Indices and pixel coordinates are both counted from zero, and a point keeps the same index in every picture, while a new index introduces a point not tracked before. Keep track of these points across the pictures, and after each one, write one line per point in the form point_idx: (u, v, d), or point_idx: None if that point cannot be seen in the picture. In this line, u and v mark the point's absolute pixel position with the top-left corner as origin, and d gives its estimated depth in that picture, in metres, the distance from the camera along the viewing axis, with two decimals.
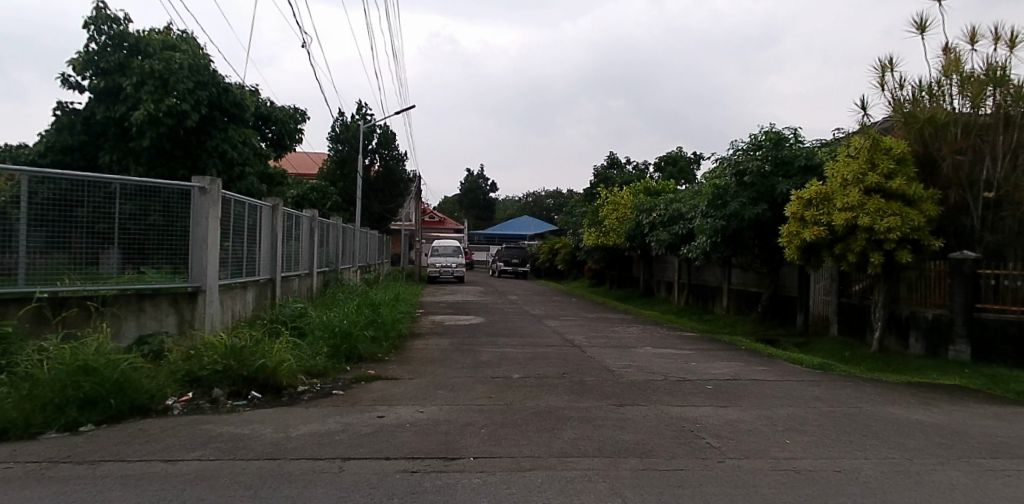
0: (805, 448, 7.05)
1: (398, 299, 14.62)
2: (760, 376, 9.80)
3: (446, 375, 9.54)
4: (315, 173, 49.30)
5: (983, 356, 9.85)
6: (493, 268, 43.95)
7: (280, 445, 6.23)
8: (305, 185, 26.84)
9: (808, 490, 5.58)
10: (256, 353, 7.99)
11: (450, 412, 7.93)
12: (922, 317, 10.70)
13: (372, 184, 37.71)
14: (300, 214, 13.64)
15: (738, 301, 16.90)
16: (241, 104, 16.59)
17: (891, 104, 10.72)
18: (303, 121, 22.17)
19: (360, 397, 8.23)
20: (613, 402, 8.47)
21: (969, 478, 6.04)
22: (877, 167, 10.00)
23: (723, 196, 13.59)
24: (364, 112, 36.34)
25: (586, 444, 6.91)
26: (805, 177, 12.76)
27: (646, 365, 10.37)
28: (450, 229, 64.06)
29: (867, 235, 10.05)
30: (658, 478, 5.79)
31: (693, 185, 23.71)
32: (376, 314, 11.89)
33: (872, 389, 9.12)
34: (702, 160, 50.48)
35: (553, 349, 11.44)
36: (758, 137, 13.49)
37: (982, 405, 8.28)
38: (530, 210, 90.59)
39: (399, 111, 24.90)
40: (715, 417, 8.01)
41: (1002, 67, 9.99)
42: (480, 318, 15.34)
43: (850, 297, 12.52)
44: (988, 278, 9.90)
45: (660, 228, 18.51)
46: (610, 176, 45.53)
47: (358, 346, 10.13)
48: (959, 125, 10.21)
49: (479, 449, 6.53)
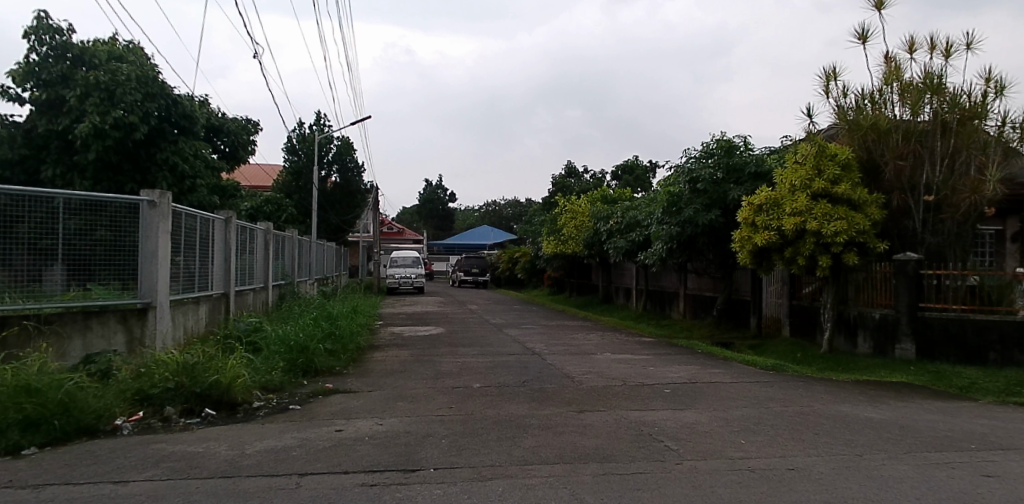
0: (759, 447, 7.20)
1: (356, 311, 14.48)
2: (717, 378, 9.98)
3: (406, 387, 9.48)
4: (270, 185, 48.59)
5: (928, 354, 10.20)
6: (453, 277, 43.84)
7: (235, 462, 6.11)
8: (259, 197, 26.45)
9: (762, 488, 5.72)
10: (209, 369, 7.84)
11: (410, 424, 7.88)
12: (869, 317, 11.02)
13: (329, 196, 37.30)
14: (254, 228, 13.43)
15: (694, 305, 17.18)
16: (191, 115, 16.28)
17: (836, 111, 11.02)
18: (257, 132, 21.95)
19: (318, 411, 8.12)
20: (573, 408, 8.52)
21: (916, 472, 6.26)
22: (823, 173, 10.30)
23: (677, 202, 13.85)
24: (320, 124, 35.96)
25: (547, 451, 6.94)
26: (755, 184, 13.08)
27: (605, 371, 10.48)
28: (409, 240, 63.66)
29: (815, 239, 10.34)
30: (618, 482, 5.85)
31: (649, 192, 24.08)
32: (334, 326, 11.75)
33: (823, 388, 9.36)
34: (658, 168, 51.44)
35: (514, 358, 11.46)
36: (710, 145, 13.73)
37: (927, 401, 8.58)
38: (491, 220, 90.57)
39: (354, 122, 24.79)
40: (673, 420, 8.12)
41: (939, 75, 10.35)
42: (440, 328, 15.26)
43: (801, 299, 12.83)
44: (930, 278, 10.30)
45: (617, 235, 18.80)
46: (568, 184, 46.04)
47: (315, 359, 9.98)
48: (900, 132, 10.55)
49: (439, 460, 6.49)
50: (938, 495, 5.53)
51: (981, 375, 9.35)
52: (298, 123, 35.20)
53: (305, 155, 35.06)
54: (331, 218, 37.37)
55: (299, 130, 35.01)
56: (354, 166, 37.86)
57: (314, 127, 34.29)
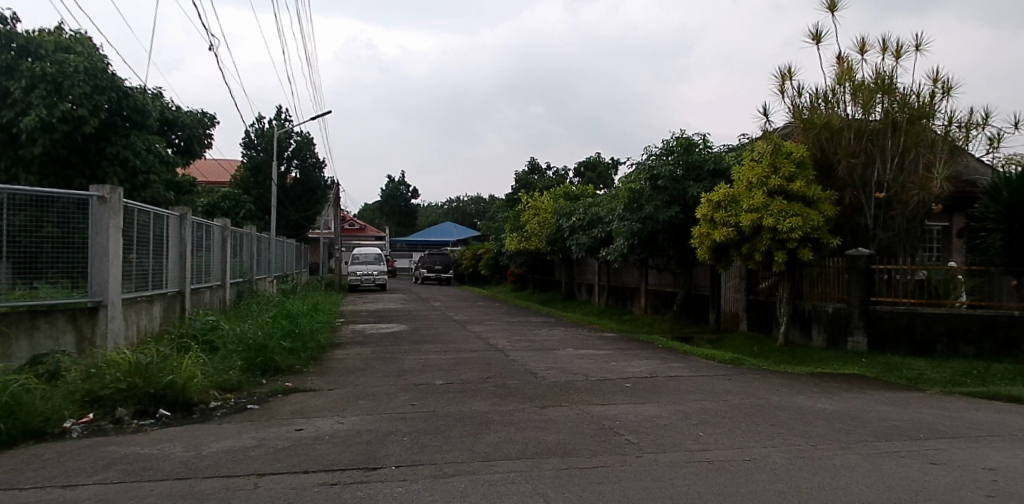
0: (717, 439, 7.33)
1: (316, 308, 14.29)
2: (677, 372, 10.13)
3: (368, 384, 9.40)
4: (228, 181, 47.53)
5: (878, 346, 10.53)
6: (416, 274, 43.60)
7: (191, 463, 5.99)
8: (216, 193, 25.98)
9: (719, 479, 5.83)
10: (163, 369, 7.65)
11: (371, 422, 7.82)
12: (823, 311, 11.30)
13: (289, 192, 36.70)
14: (211, 225, 13.15)
15: (655, 301, 17.41)
16: (144, 109, 15.83)
17: (791, 110, 11.24)
18: (212, 126, 21.51)
19: (277, 410, 7.99)
20: (536, 404, 8.56)
21: (867, 461, 6.45)
22: (779, 170, 10.52)
23: (638, 199, 14.01)
24: (281, 118, 35.35)
25: (509, 447, 6.95)
26: (714, 181, 13.30)
27: (567, 366, 10.55)
28: (371, 237, 63.03)
29: (771, 235, 10.57)
30: (579, 476, 5.90)
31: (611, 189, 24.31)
32: (293, 325, 11.59)
33: (778, 381, 9.59)
34: (619, 165, 51.99)
35: (476, 354, 11.46)
36: (670, 142, 13.90)
37: (877, 392, 8.85)
38: (455, 217, 90.27)
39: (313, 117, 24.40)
40: (634, 414, 8.22)
41: (889, 76, 10.66)
42: (403, 325, 15.16)
43: (757, 293, 13.10)
44: (881, 273, 10.62)
45: (579, 231, 18.93)
46: (531, 180, 46.73)
47: (274, 358, 9.82)
48: (853, 131, 10.82)
49: (401, 458, 6.45)
50: (888, 483, 5.71)
51: (928, 366, 9.70)
52: (257, 118, 34.53)
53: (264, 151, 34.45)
54: (291, 215, 36.79)
55: (258, 125, 34.37)
56: (316, 162, 37.34)
57: (274, 122, 33.72)
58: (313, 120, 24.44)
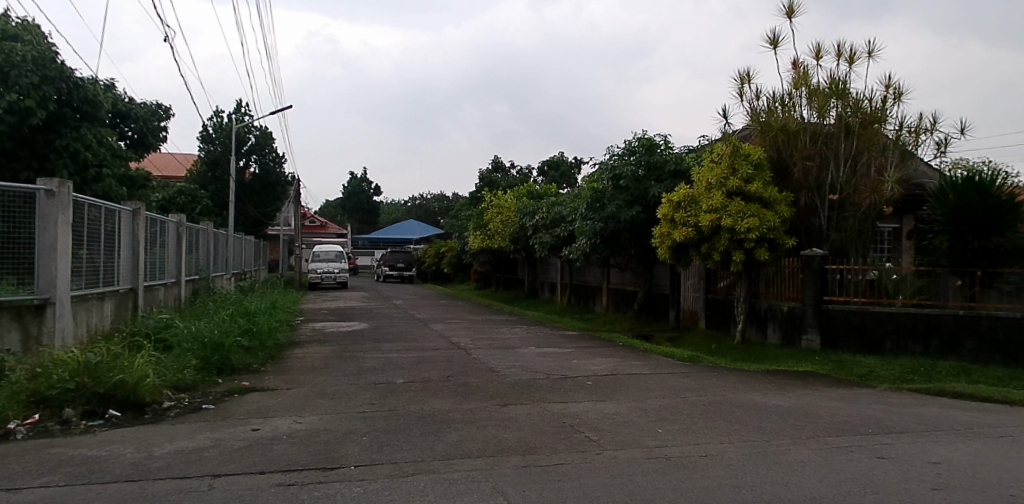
0: (676, 436, 7.44)
1: (275, 306, 14.06)
2: (637, 370, 10.25)
3: (327, 383, 9.28)
4: (184, 175, 46.45)
5: (831, 344, 10.83)
6: (378, 272, 43.20)
7: (142, 465, 5.83)
8: (171, 189, 25.41)
9: (677, 475, 5.91)
10: (113, 369, 7.45)
11: (331, 421, 7.72)
12: (778, 310, 11.57)
13: (247, 187, 36.02)
14: (165, 220, 12.83)
15: (616, 299, 17.58)
16: (95, 101, 15.37)
17: (749, 113, 11.46)
18: (167, 118, 21.04)
19: (233, 410, 7.84)
20: (498, 402, 8.56)
21: (819, 456, 6.62)
22: (737, 172, 10.72)
23: (601, 198, 14.13)
24: (240, 113, 34.67)
25: (470, 445, 6.94)
26: (675, 181, 13.48)
27: (529, 364, 10.59)
28: (332, 234, 62.23)
29: (729, 235, 10.79)
30: (539, 473, 5.92)
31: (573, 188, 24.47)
32: (251, 323, 11.39)
33: (735, 378, 9.78)
34: (582, 165, 52.39)
35: (438, 353, 11.40)
36: (632, 142, 14.03)
37: (830, 388, 9.09)
38: (418, 215, 89.70)
39: (273, 112, 23.95)
40: (594, 411, 8.29)
41: (844, 81, 10.95)
42: (364, 324, 15.02)
43: (716, 292, 13.34)
44: (834, 273, 10.92)
45: (542, 230, 19.00)
46: (495, 179, 46.73)
47: (230, 357, 9.64)
48: (809, 134, 11.09)
49: (360, 457, 6.39)
50: (839, 477, 5.87)
51: (878, 363, 9.99)
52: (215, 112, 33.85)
53: (222, 146, 33.76)
54: (250, 211, 36.12)
55: (216, 120, 33.70)
56: (276, 158, 36.71)
57: (233, 117, 33.07)
58: (273, 114, 23.97)
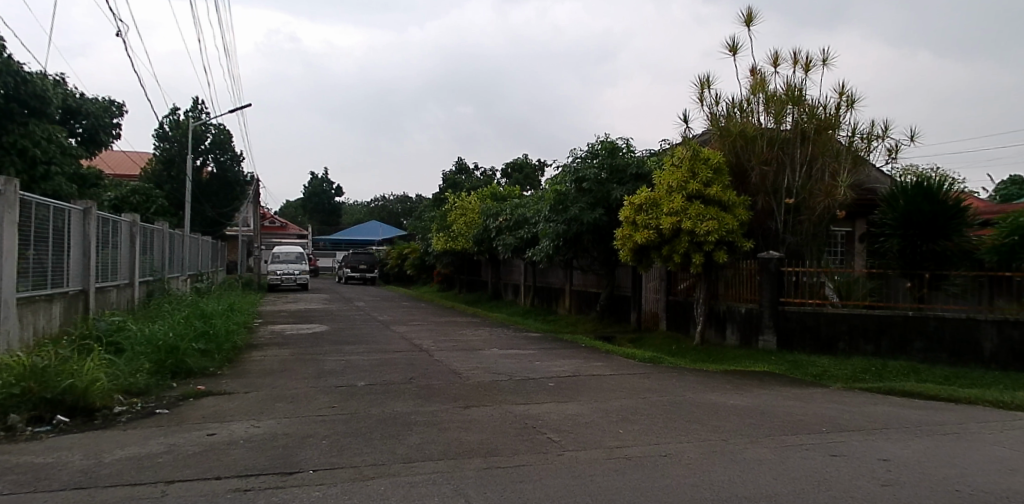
0: (636, 436, 7.52)
1: (232, 308, 13.78)
2: (599, 371, 10.34)
3: (286, 387, 9.14)
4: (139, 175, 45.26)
5: (786, 344, 11.11)
6: (339, 273, 42.72)
7: (91, 472, 5.65)
8: (125, 188, 24.70)
9: (637, 475, 5.97)
10: (62, 373, 7.22)
11: (289, 425, 7.60)
12: (736, 311, 11.81)
13: (204, 186, 35.26)
14: (118, 220, 12.48)
15: (579, 301, 17.71)
16: (43, 96, 14.89)
17: (709, 118, 11.66)
18: (120, 115, 20.49)
19: (188, 415, 7.66)
20: (460, 404, 8.54)
21: (775, 454, 6.77)
22: (697, 176, 10.89)
23: (564, 201, 14.23)
24: (196, 110, 33.92)
25: (432, 448, 6.91)
26: (636, 184, 13.64)
27: (491, 366, 10.59)
28: (293, 235, 61.34)
29: (689, 238, 10.97)
30: (500, 475, 5.92)
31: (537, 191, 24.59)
32: (208, 326, 11.15)
33: (694, 378, 9.94)
34: (546, 168, 52.75)
35: (400, 355, 11.33)
36: (595, 145, 14.14)
37: (785, 388, 9.31)
38: (381, 215, 88.95)
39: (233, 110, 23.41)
40: (556, 413, 8.32)
41: (799, 88, 11.22)
42: (325, 326, 14.83)
43: (676, 294, 13.55)
44: (790, 275, 11.19)
45: (506, 232, 19.03)
46: (458, 180, 46.71)
47: (185, 360, 9.43)
48: (766, 139, 11.34)
49: (319, 461, 6.31)
50: (793, 475, 6.00)
51: (832, 363, 10.26)
52: (171, 110, 33.07)
53: (178, 144, 32.97)
54: (207, 211, 35.36)
55: (172, 117, 32.92)
56: (234, 157, 36.01)
57: (190, 114, 32.34)
58: (233, 113, 23.47)
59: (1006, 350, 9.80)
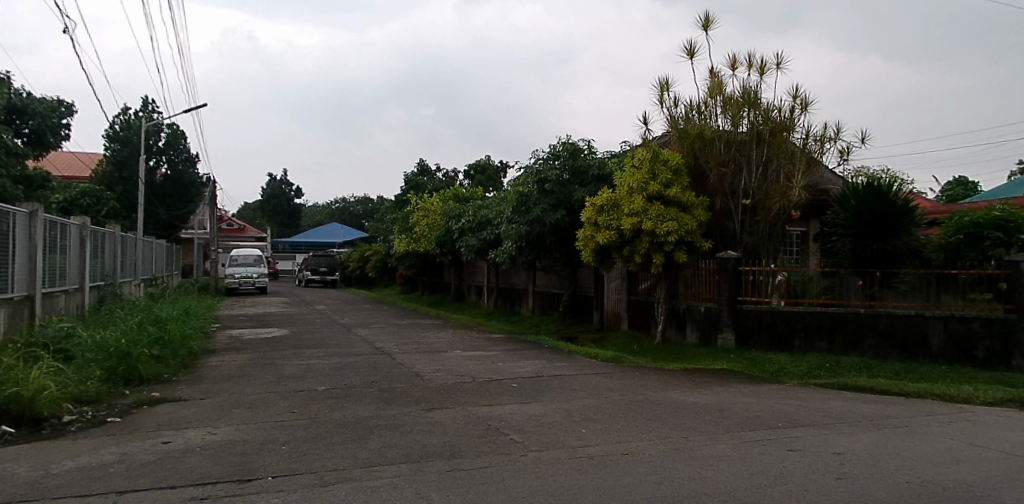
0: (598, 435, 7.58)
1: (188, 313, 13.45)
2: (561, 371, 10.39)
3: (245, 392, 8.97)
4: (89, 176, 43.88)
5: (744, 342, 11.35)
6: (299, 276, 42.05)
7: (38, 484, 5.45)
8: (75, 190, 23.94)
9: (599, 474, 6.02)
10: (6, 382, 6.96)
11: (248, 432, 7.45)
12: (696, 310, 12.01)
13: (157, 188, 34.40)
14: (67, 223, 12.09)
15: (542, 302, 17.79)
16: None
17: (668, 120, 11.82)
18: (69, 115, 19.88)
19: (141, 423, 7.45)
20: (422, 407, 8.49)
21: (733, 450, 6.89)
22: (657, 177, 11.03)
23: (526, 202, 14.30)
24: (148, 110, 33.06)
25: (393, 451, 6.85)
26: (598, 186, 13.75)
27: (454, 368, 10.56)
28: (251, 238, 60.16)
29: (649, 238, 11.12)
30: (463, 478, 5.90)
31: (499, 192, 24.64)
32: (163, 331, 10.87)
33: (655, 377, 10.07)
34: (508, 169, 52.91)
35: (362, 359, 11.21)
36: (556, 147, 14.22)
37: (743, 385, 9.50)
38: (343, 218, 87.89)
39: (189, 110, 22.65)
40: (519, 414, 8.34)
41: (755, 91, 11.45)
42: (284, 330, 14.59)
43: (637, 294, 13.72)
44: (748, 274, 11.43)
45: (468, 234, 19.00)
46: (421, 182, 46.51)
47: (138, 367, 9.19)
48: (723, 141, 11.56)
49: (278, 468, 6.20)
50: (751, 470, 6.12)
51: (788, 360, 10.51)
52: (122, 109, 32.16)
53: (129, 145, 32.08)
54: (161, 213, 34.49)
55: (123, 117, 32.02)
56: (189, 158, 35.19)
57: (142, 114, 31.50)
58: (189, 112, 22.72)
59: (952, 345, 10.14)
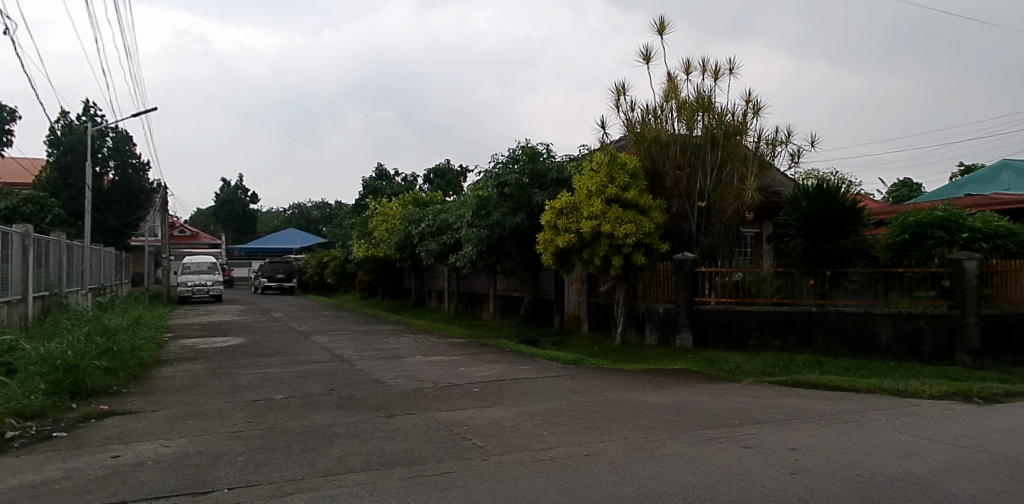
0: (559, 437, 7.62)
1: (138, 323, 13.05)
2: (522, 375, 10.42)
3: (199, 403, 8.76)
4: (31, 183, 42.24)
5: (702, 342, 11.57)
6: (255, 283, 41.21)
7: None
8: (17, 197, 23.04)
9: (560, 476, 6.05)
10: None
11: (202, 443, 7.27)
12: (654, 311, 12.19)
13: (104, 195, 33.38)
14: (8, 231, 11.64)
15: (503, 306, 17.80)
16: None
17: (625, 124, 11.97)
18: (10, 120, 19.18)
19: (89, 437, 7.20)
20: (383, 414, 8.41)
21: (691, 449, 7.01)
22: (614, 180, 11.15)
23: (486, 206, 14.31)
24: (91, 115, 32.06)
25: (354, 459, 6.77)
26: (557, 189, 13.85)
27: (415, 374, 10.49)
28: (204, 244, 58.66)
29: (608, 241, 11.25)
30: (424, 484, 5.86)
31: (459, 196, 24.58)
32: (112, 342, 10.54)
33: (616, 379, 10.17)
34: (468, 173, 52.79)
35: (320, 366, 11.04)
36: (516, 151, 14.26)
37: (701, 385, 9.66)
38: (301, 223, 86.46)
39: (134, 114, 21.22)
40: (480, 418, 8.32)
41: (709, 96, 11.67)
42: (240, 339, 14.29)
43: (597, 296, 13.87)
44: (704, 276, 11.65)
45: (428, 238, 18.90)
46: (379, 187, 46.01)
47: (86, 379, 8.90)
48: (679, 145, 11.78)
49: (234, 479, 6.07)
50: (709, 468, 6.23)
51: (744, 359, 10.73)
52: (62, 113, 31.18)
53: (73, 150, 31.08)
54: (109, 220, 33.47)
55: (64, 121, 30.99)
56: (137, 163, 34.22)
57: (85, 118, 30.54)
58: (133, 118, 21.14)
59: (899, 341, 10.51)
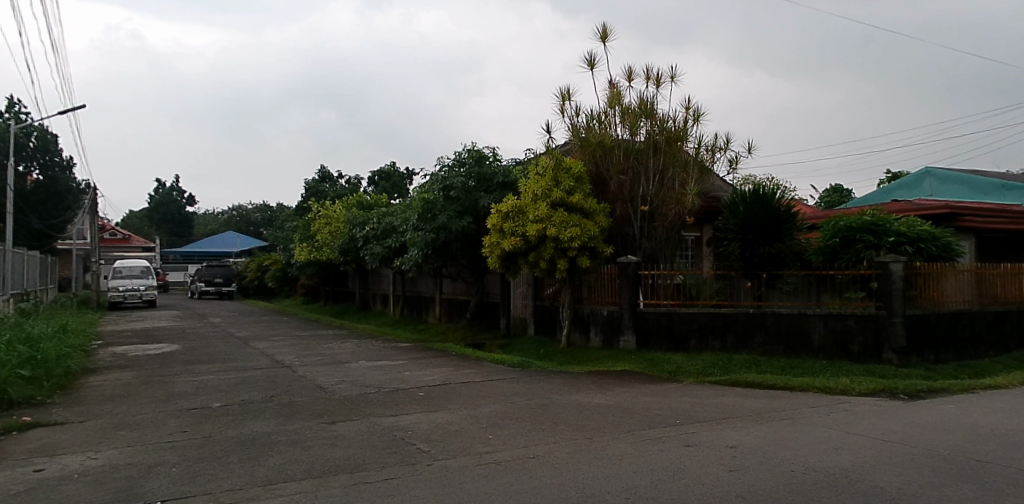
0: (505, 440, 7.64)
1: (64, 330, 12.45)
2: (468, 378, 10.40)
3: (131, 413, 8.42)
4: None
5: (645, 343, 11.80)
6: (193, 289, 39.79)
7: None
8: None
9: (505, 479, 6.06)
10: None
11: (134, 454, 6.99)
12: (599, 313, 12.38)
13: (28, 195, 31.78)
14: None
15: (449, 309, 17.73)
16: None
17: (569, 128, 12.13)
18: None
19: (10, 451, 6.82)
20: (325, 420, 8.26)
21: (634, 449, 7.13)
22: (560, 184, 11.26)
23: (432, 208, 14.25)
24: (13, 112, 30.53)
25: (295, 467, 6.62)
26: (503, 193, 13.92)
27: (359, 379, 10.33)
28: (137, 248, 56.33)
29: (554, 244, 11.37)
30: (367, 491, 5.79)
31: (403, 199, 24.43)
32: (35, 350, 10.03)
33: (561, 381, 10.25)
34: (413, 175, 52.51)
35: (259, 373, 10.76)
36: (462, 154, 14.25)
37: (644, 386, 9.84)
38: (242, 226, 84.10)
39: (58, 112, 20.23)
40: (424, 423, 8.27)
41: (651, 102, 11.93)
42: (176, 345, 13.79)
43: (543, 299, 13.98)
44: (646, 278, 11.88)
45: (372, 242, 18.68)
46: (322, 188, 45.34)
47: (7, 389, 8.44)
48: (622, 150, 11.99)
49: (168, 491, 5.86)
50: (651, 467, 6.34)
51: (684, 360, 10.99)
52: None
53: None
54: (33, 222, 31.82)
55: None
56: (63, 162, 32.79)
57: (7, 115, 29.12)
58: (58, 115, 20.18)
59: (831, 340, 10.96)
